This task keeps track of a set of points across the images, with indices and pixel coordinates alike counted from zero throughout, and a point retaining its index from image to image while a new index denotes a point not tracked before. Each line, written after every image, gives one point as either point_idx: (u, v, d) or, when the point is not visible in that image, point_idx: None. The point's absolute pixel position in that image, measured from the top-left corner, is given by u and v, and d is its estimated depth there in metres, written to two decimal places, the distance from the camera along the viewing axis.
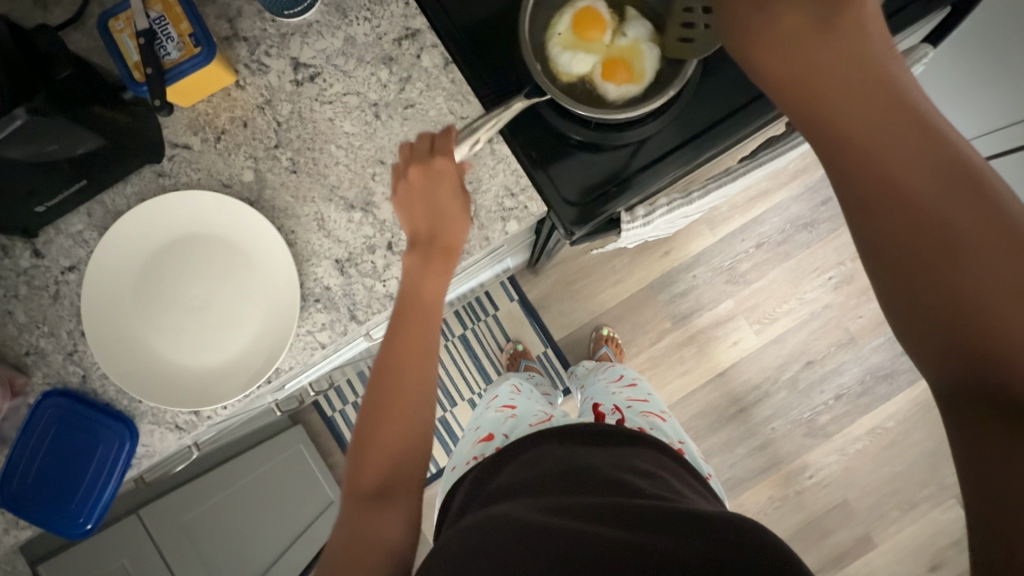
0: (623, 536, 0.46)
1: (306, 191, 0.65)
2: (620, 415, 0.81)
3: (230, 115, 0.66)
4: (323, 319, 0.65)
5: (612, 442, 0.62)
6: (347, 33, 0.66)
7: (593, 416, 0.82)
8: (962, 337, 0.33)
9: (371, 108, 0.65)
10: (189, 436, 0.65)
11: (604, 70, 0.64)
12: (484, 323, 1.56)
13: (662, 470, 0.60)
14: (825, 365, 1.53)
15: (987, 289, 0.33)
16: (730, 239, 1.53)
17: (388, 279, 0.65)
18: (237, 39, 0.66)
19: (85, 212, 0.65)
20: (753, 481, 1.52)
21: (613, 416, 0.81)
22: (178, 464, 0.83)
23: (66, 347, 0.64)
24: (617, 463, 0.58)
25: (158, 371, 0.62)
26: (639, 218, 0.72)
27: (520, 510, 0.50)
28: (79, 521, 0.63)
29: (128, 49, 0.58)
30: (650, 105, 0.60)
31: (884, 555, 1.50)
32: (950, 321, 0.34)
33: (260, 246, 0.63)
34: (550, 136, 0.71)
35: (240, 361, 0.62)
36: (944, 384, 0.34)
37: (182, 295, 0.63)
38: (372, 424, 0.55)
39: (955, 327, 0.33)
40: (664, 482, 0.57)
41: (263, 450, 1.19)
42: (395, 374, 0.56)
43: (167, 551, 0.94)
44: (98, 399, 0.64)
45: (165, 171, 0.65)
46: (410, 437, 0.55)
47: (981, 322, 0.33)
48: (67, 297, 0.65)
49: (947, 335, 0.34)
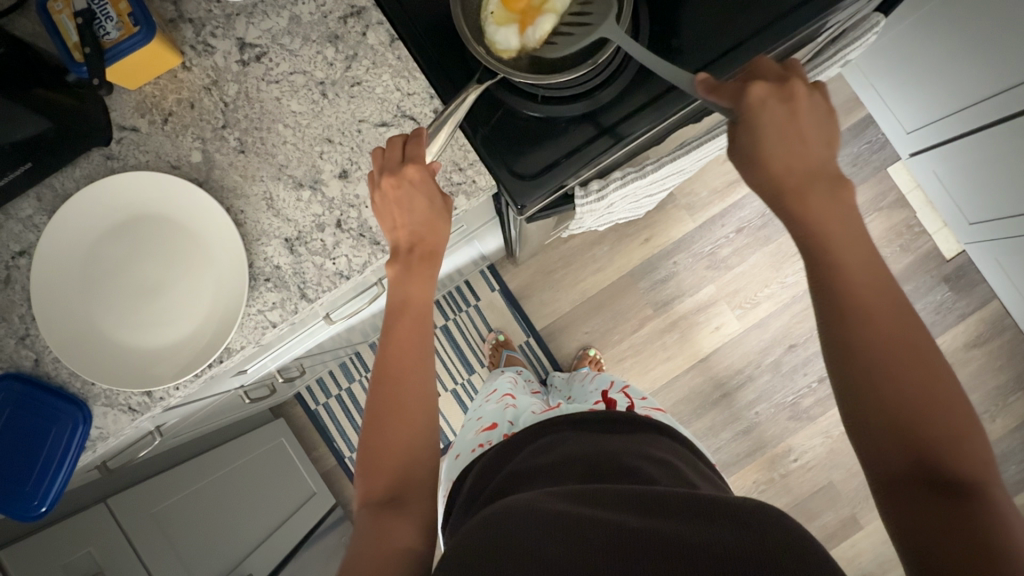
0: (646, 522, 0.46)
1: (254, 170, 0.65)
2: (630, 401, 0.85)
3: (177, 97, 0.66)
4: (273, 298, 0.65)
5: (622, 430, 0.67)
6: (292, 12, 0.66)
7: (602, 402, 0.85)
8: (902, 437, 0.42)
9: (317, 87, 0.65)
10: (143, 417, 0.66)
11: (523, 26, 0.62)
12: (465, 313, 1.56)
13: (675, 456, 0.64)
14: (808, 348, 1.52)
15: (903, 394, 0.43)
16: (710, 225, 1.53)
17: (338, 257, 0.65)
18: (183, 21, 0.66)
19: (35, 197, 0.65)
20: (737, 466, 1.52)
21: (622, 402, 0.84)
22: (141, 450, 0.84)
23: (17, 332, 0.64)
24: (632, 450, 0.62)
25: (107, 352, 0.62)
26: (593, 192, 0.74)
27: (536, 497, 0.50)
28: (33, 504, 0.63)
29: (67, 30, 0.58)
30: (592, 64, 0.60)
31: (870, 536, 1.50)
32: (891, 409, 0.43)
33: (209, 227, 0.63)
34: (496, 110, 0.69)
35: (187, 341, 0.63)
36: (890, 470, 0.43)
37: (135, 278, 0.64)
38: (376, 435, 0.59)
39: (905, 421, 0.43)
40: (676, 470, 0.60)
41: (235, 447, 1.21)
42: (392, 384, 0.60)
43: (136, 537, 0.91)
44: (51, 383, 0.64)
45: (114, 154, 0.66)
46: (413, 446, 0.59)
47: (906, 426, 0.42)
48: (19, 282, 0.65)
49: (892, 435, 0.43)
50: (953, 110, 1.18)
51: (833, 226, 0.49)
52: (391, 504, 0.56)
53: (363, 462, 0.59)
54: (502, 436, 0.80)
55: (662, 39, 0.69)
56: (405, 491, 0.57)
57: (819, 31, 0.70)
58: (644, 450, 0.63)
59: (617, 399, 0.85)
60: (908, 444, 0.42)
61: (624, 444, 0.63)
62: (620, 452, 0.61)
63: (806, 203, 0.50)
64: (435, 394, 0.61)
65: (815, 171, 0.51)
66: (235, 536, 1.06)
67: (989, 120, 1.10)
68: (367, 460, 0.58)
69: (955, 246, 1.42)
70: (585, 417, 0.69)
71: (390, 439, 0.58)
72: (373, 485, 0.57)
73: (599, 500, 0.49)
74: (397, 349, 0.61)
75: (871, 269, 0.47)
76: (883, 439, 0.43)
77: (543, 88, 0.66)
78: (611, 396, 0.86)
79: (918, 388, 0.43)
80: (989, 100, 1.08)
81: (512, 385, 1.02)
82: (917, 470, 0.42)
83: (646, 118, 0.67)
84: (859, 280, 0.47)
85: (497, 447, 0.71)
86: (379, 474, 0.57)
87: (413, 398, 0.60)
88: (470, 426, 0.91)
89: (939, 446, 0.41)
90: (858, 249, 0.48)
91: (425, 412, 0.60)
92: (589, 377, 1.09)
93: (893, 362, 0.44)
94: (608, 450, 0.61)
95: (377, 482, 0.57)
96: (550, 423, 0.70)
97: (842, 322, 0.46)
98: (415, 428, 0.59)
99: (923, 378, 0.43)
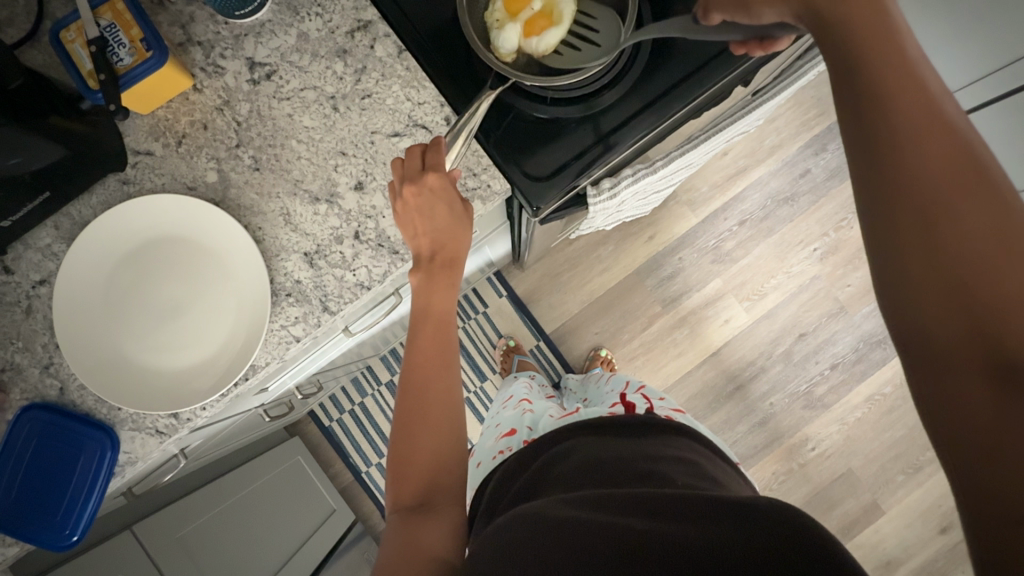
0: (675, 526, 0.45)
1: (270, 187, 0.65)
2: (648, 402, 0.85)
3: (190, 119, 0.66)
4: (295, 312, 0.65)
5: (639, 432, 0.67)
6: (300, 29, 0.67)
7: (620, 405, 0.85)
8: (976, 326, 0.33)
9: (329, 101, 0.66)
10: (171, 440, 0.65)
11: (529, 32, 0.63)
12: (474, 321, 1.56)
13: (695, 456, 0.64)
14: (817, 336, 1.52)
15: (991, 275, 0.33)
16: (713, 219, 1.54)
17: (358, 268, 0.65)
18: (192, 44, 0.67)
19: (52, 225, 0.65)
20: (756, 457, 1.51)
21: (640, 403, 0.84)
22: (166, 474, 0.84)
23: (41, 361, 0.64)
24: (650, 453, 0.61)
25: (135, 375, 0.62)
26: (605, 190, 0.74)
27: (548, 505, 0.50)
28: (65, 532, 0.63)
29: (81, 58, 0.59)
30: (591, 71, 0.61)
31: (892, 521, 1.50)
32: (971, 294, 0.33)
33: (226, 244, 0.64)
34: (508, 115, 0.70)
35: (212, 358, 0.63)
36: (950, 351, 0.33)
37: (158, 301, 0.64)
38: (408, 444, 0.59)
39: (963, 275, 0.33)
40: (699, 469, 0.60)
41: (255, 466, 1.20)
42: (420, 392, 0.60)
43: (162, 562, 0.90)
44: (77, 410, 0.64)
45: (129, 178, 0.66)
46: (442, 452, 0.59)
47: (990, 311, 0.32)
48: (40, 311, 0.65)
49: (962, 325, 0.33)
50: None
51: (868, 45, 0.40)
52: (420, 510, 0.55)
53: (393, 469, 0.59)
54: (522, 441, 0.79)
55: (664, 35, 0.70)
56: (433, 498, 0.57)
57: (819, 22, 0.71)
58: (663, 452, 0.62)
59: (637, 402, 0.85)
60: (965, 306, 0.33)
61: (641, 448, 0.63)
62: (636, 457, 0.60)
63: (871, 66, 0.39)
64: (462, 399, 0.62)
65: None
66: (261, 554, 1.06)
67: None
68: (397, 465, 0.59)
69: None
70: (603, 421, 0.69)
71: (420, 446, 0.59)
72: (403, 492, 0.58)
73: (608, 503, 0.49)
74: (423, 356, 0.62)
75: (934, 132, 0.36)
76: (926, 297, 0.34)
77: (551, 89, 0.67)
78: (630, 399, 0.86)
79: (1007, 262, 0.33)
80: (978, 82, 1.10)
81: (528, 391, 1.02)
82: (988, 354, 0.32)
83: (649, 117, 0.68)
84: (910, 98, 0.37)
85: (519, 452, 0.71)
86: (407, 480, 0.58)
87: (439, 406, 0.60)
88: (489, 432, 0.91)
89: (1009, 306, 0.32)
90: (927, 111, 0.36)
91: (452, 419, 0.60)
92: (603, 377, 1.09)
93: (952, 200, 0.34)
94: (626, 455, 0.61)
95: (406, 488, 0.57)
96: (570, 427, 0.69)
97: (882, 160, 0.37)
98: (441, 434, 0.59)
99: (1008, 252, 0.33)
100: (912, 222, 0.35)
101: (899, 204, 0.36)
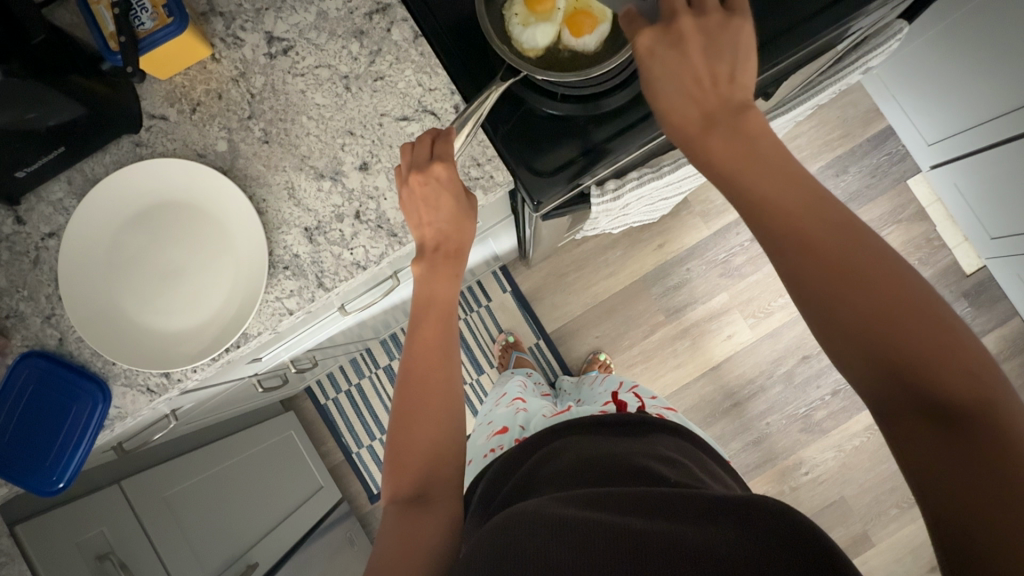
0: (658, 525, 0.45)
1: (277, 161, 0.66)
2: (641, 402, 0.84)
3: (206, 88, 0.68)
4: (291, 286, 0.66)
5: (633, 431, 0.67)
6: (319, 7, 0.68)
7: (613, 404, 0.84)
8: (915, 392, 0.38)
9: (342, 81, 0.67)
10: (160, 399, 0.67)
11: (566, 27, 0.64)
12: (477, 313, 1.57)
13: (683, 455, 0.63)
14: (822, 360, 1.50)
15: (916, 347, 0.38)
16: (725, 232, 1.52)
17: (355, 247, 0.66)
18: (214, 14, 0.68)
19: (65, 180, 0.67)
20: (747, 476, 1.50)
21: (633, 403, 0.84)
22: (157, 432, 0.86)
23: (44, 310, 0.66)
24: (642, 451, 0.61)
25: (132, 332, 0.63)
26: (609, 192, 0.74)
27: (545, 502, 0.49)
28: (51, 479, 0.65)
29: (104, 19, 0.60)
30: (609, 64, 0.59)
31: (882, 554, 1.47)
32: (902, 368, 0.39)
33: (228, 211, 0.65)
34: (518, 110, 0.70)
35: (205, 323, 0.64)
36: (896, 414, 0.39)
37: (158, 262, 0.65)
38: (403, 433, 0.59)
39: (892, 353, 0.39)
40: (685, 468, 0.59)
41: (249, 436, 1.24)
42: (419, 383, 0.61)
43: (148, 522, 0.91)
44: (73, 361, 0.66)
45: (142, 141, 0.67)
46: (439, 444, 0.59)
47: (922, 375, 0.38)
48: (47, 263, 0.67)
49: (905, 394, 0.39)
50: (982, 119, 1.18)
51: (744, 164, 0.47)
52: (416, 501, 0.56)
53: (390, 459, 0.60)
54: (513, 440, 0.79)
55: None
56: (430, 489, 0.57)
57: (842, 36, 0.70)
58: (654, 450, 0.62)
59: (628, 402, 0.85)
60: (904, 383, 0.39)
61: (634, 445, 0.63)
62: (630, 453, 0.60)
63: (759, 192, 0.46)
64: (459, 390, 0.62)
65: (720, 107, 0.50)
66: (249, 522, 1.09)
67: (1006, 134, 1.14)
68: (395, 456, 0.59)
69: (975, 261, 1.43)
70: (593, 420, 0.69)
71: (416, 436, 0.59)
72: (399, 483, 0.58)
73: (605, 501, 0.49)
74: (421, 348, 0.62)
75: (840, 235, 0.42)
76: (878, 381, 0.40)
77: (563, 86, 0.67)
78: (622, 398, 0.86)
79: (919, 331, 0.39)
80: (1014, 111, 1.09)
81: (522, 389, 1.02)
82: (938, 411, 0.38)
83: (660, 120, 0.68)
84: (797, 213, 0.44)
85: (509, 452, 0.71)
86: (405, 472, 0.58)
87: (435, 397, 0.60)
88: (481, 431, 0.91)
89: (937, 366, 0.38)
90: (821, 220, 0.43)
91: (447, 411, 0.60)
92: (600, 379, 1.08)
93: (871, 289, 0.40)
94: (620, 451, 0.61)
95: (403, 479, 0.58)
96: (562, 427, 0.69)
97: (799, 271, 0.43)
98: (438, 427, 0.59)
99: (920, 324, 0.39)
100: (839, 319, 0.41)
101: (827, 306, 0.41)
